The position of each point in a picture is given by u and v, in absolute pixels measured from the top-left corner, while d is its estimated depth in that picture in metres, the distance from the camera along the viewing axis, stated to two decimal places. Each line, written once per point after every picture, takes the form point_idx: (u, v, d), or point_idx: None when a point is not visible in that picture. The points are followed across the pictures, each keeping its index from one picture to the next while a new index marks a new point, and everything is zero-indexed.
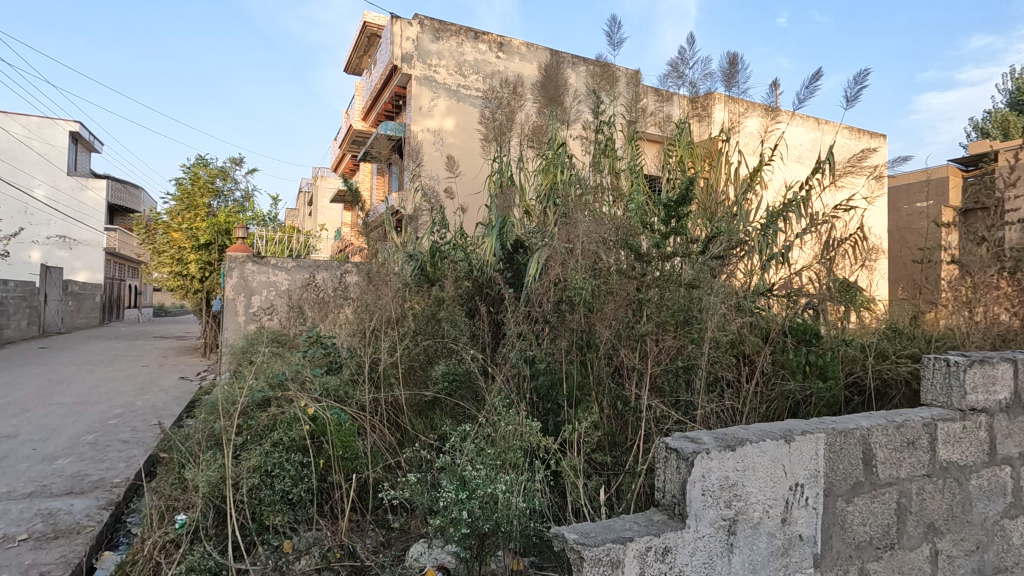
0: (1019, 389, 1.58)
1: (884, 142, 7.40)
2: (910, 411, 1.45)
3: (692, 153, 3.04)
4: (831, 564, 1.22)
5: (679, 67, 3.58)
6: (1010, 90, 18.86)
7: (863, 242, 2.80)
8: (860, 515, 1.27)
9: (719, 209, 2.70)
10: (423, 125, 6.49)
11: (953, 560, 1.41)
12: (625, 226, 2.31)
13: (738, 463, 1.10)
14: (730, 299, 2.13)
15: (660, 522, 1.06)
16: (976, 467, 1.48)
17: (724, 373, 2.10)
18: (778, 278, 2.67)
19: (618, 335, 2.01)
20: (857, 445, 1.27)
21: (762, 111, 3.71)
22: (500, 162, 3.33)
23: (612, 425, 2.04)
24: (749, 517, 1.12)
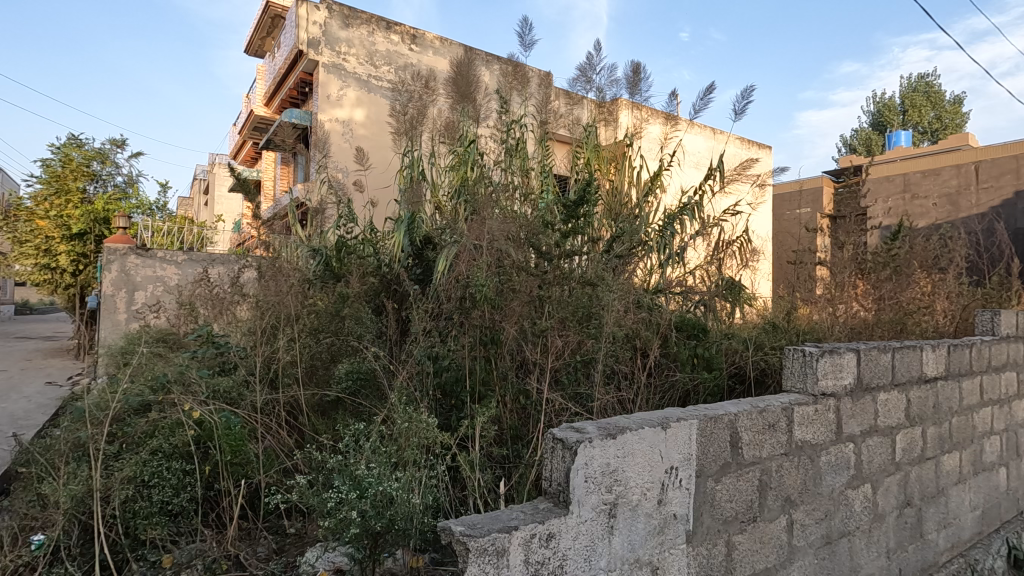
0: (862, 375, 1.80)
1: (770, 154, 8.10)
2: (773, 397, 1.61)
3: (598, 157, 3.16)
4: (701, 539, 1.33)
5: (587, 72, 3.72)
6: (872, 113, 21.37)
7: (748, 244, 3.05)
8: (728, 492, 1.39)
9: (622, 210, 2.84)
10: (332, 115, 6.22)
11: (805, 528, 1.58)
12: (529, 225, 2.38)
13: (619, 451, 1.17)
14: (627, 297, 2.27)
15: (546, 509, 1.11)
16: (826, 445, 1.68)
17: (619, 365, 2.23)
18: (674, 276, 2.88)
19: (519, 331, 2.08)
20: (726, 428, 1.40)
21: (661, 119, 3.94)
22: (411, 157, 3.27)
23: (514, 419, 2.08)
24: (628, 500, 1.19)
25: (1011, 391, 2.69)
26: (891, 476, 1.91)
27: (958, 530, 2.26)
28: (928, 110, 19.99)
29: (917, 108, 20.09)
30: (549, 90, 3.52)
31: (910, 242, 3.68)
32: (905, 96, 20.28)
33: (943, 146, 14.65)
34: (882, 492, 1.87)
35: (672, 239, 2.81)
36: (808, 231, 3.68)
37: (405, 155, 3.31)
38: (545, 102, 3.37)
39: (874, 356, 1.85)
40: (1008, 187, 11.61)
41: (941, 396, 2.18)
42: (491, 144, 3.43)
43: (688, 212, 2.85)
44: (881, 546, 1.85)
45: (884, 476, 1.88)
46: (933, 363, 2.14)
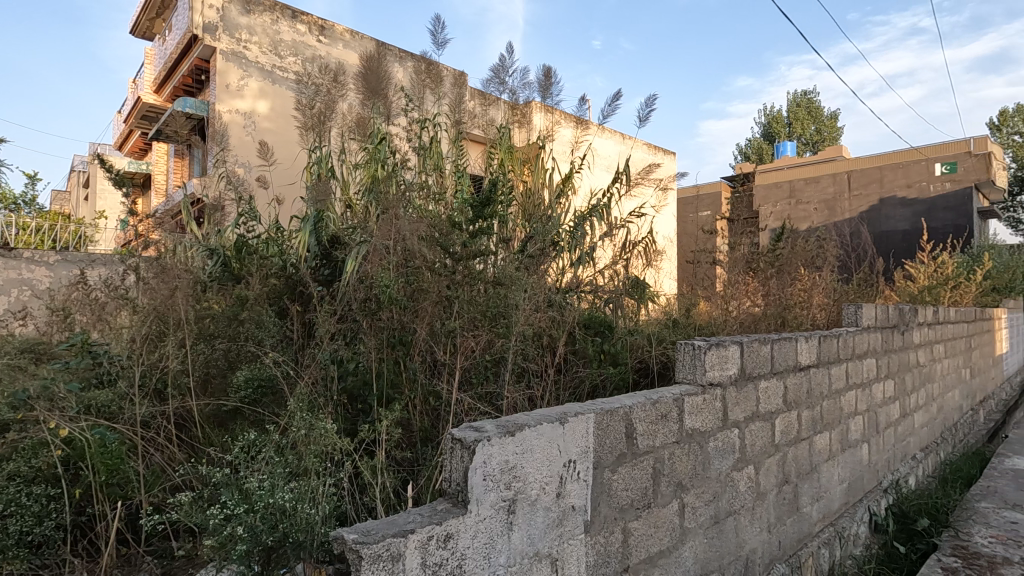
0: (745, 365, 1.96)
1: (672, 159, 8.59)
2: (665, 388, 1.71)
3: (512, 158, 3.15)
4: (598, 528, 1.38)
5: (500, 74, 3.74)
6: (763, 124, 23.28)
7: (652, 245, 3.20)
8: (623, 481, 1.46)
9: (535, 211, 2.87)
10: (231, 106, 5.80)
11: (696, 510, 1.69)
12: (435, 224, 2.33)
13: (517, 447, 1.19)
14: (536, 296, 2.31)
15: (444, 510, 1.10)
16: (713, 432, 1.80)
17: (529, 363, 2.28)
18: (586, 276, 2.94)
19: (426, 331, 2.08)
20: (621, 420, 1.47)
21: (572, 123, 4.06)
22: (319, 152, 3.12)
23: (424, 420, 2.06)
24: (527, 496, 1.22)
25: (872, 375, 3.03)
26: (771, 457, 2.09)
27: (828, 502, 2.51)
28: (808, 124, 22.15)
29: (800, 121, 22.19)
30: (462, 90, 3.50)
31: (791, 243, 4.06)
32: (790, 110, 22.31)
33: (822, 156, 16.27)
34: (763, 472, 2.04)
35: (583, 239, 2.88)
36: (706, 233, 3.94)
37: (312, 151, 3.16)
38: (457, 101, 3.35)
39: (755, 348, 2.01)
40: (872, 195, 14.29)
41: (813, 382, 2.41)
42: (403, 141, 3.35)
43: (597, 213, 2.94)
44: (763, 521, 2.02)
45: (765, 457, 2.05)
46: (806, 352, 2.36)
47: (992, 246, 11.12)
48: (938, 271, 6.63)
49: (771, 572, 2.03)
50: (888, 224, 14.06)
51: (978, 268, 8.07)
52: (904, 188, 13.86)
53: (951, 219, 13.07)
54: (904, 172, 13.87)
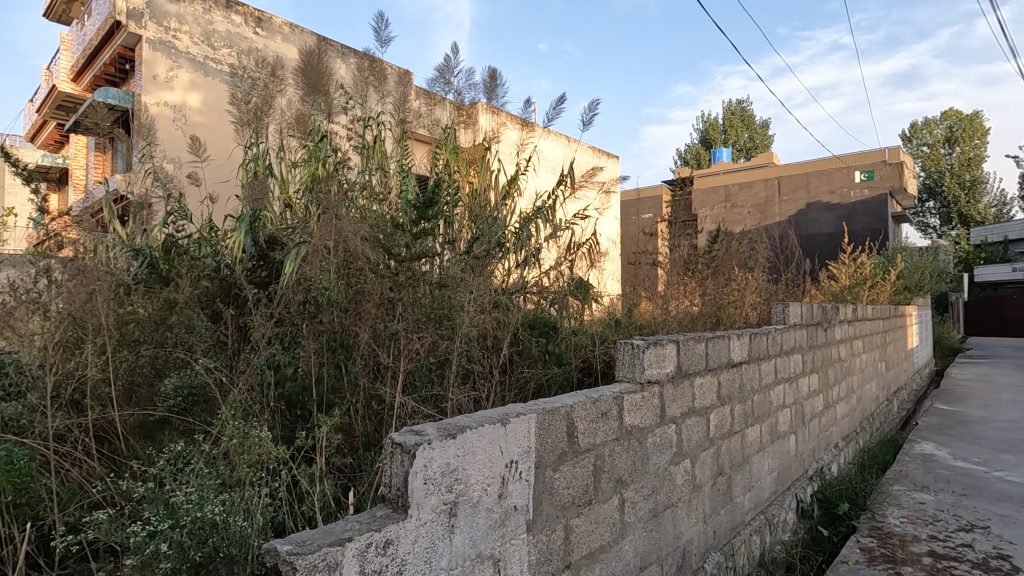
0: (681, 363, 2.04)
1: (616, 163, 8.81)
2: (605, 387, 1.75)
3: (457, 159, 3.08)
4: (540, 527, 1.40)
5: (445, 74, 3.72)
6: (701, 131, 24.26)
7: (596, 246, 3.25)
8: (565, 479, 1.49)
9: (481, 212, 2.86)
10: (159, 98, 5.48)
11: (635, 505, 1.75)
12: (375, 224, 2.24)
13: (459, 449, 1.19)
14: (480, 298, 2.32)
15: (384, 516, 1.09)
16: (651, 428, 1.86)
17: (473, 364, 2.29)
18: (532, 277, 2.93)
19: (367, 334, 2.04)
20: (563, 420, 1.49)
21: (518, 125, 4.08)
22: (255, 149, 2.98)
23: (366, 425, 2.03)
24: (469, 498, 1.22)
25: (798, 370, 3.22)
26: (706, 450, 2.18)
27: (759, 491, 2.64)
28: (742, 131, 23.27)
29: (734, 128, 23.26)
30: (407, 89, 3.45)
31: (726, 245, 4.25)
32: (725, 118, 23.36)
33: (755, 162, 17.10)
34: (698, 465, 2.12)
35: (529, 240, 2.88)
36: (648, 235, 4.06)
37: (248, 147, 3.02)
38: (402, 99, 3.30)
39: (691, 346, 2.09)
40: (800, 200, 15.26)
41: (745, 377, 2.54)
42: (345, 139, 3.26)
43: (543, 215, 2.96)
44: (699, 512, 2.10)
45: (700, 451, 2.13)
46: (739, 349, 2.48)
47: (904, 248, 12.05)
48: (857, 271, 7.12)
49: (706, 560, 2.12)
50: (813, 227, 14.97)
51: (891, 268, 8.73)
52: (828, 194, 14.80)
53: (869, 223, 14.06)
54: (828, 179, 14.80)
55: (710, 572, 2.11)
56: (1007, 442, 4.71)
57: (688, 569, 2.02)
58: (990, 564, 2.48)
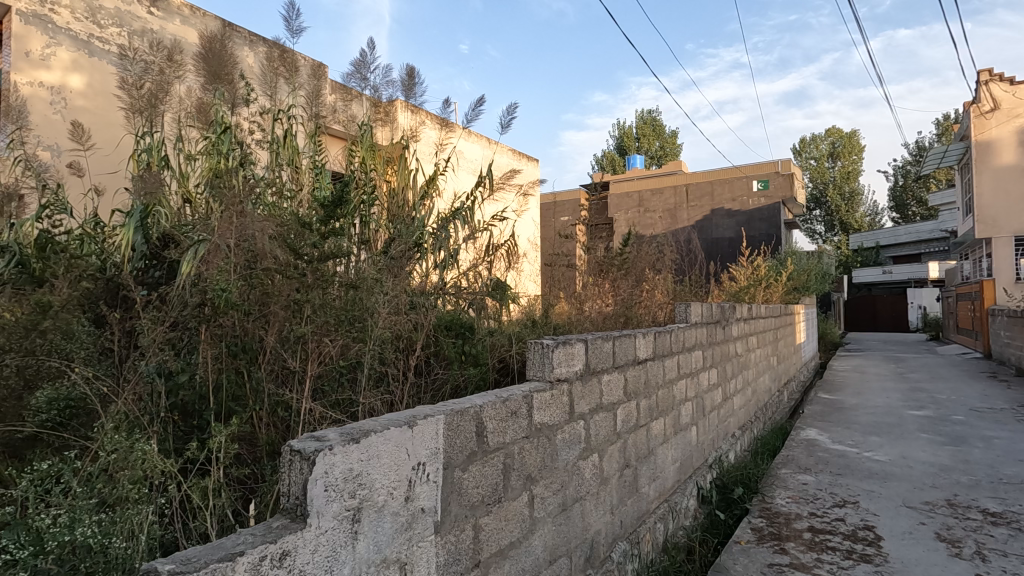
0: (589, 361, 2.12)
1: (535, 166, 8.97)
2: (515, 387, 1.78)
3: (374, 156, 2.95)
4: (449, 527, 1.41)
5: (361, 69, 3.62)
6: (616, 138, 25.28)
7: (514, 248, 3.28)
8: (474, 479, 1.51)
9: (398, 211, 2.79)
10: (34, 77, 4.16)
11: (544, 500, 1.80)
12: (281, 223, 2.08)
13: (363, 454, 1.17)
14: (394, 300, 2.28)
15: (280, 526, 1.04)
16: (560, 425, 1.92)
17: (387, 367, 2.26)
18: (450, 278, 2.92)
19: (272, 338, 1.94)
20: (472, 420, 1.51)
21: (437, 124, 4.05)
22: (148, 138, 2.73)
23: (271, 432, 1.94)
24: (373, 502, 1.20)
25: (699, 366, 3.44)
26: (613, 444, 2.28)
27: (663, 481, 2.79)
28: (654, 140, 24.53)
29: (647, 137, 24.47)
30: (320, 82, 3.32)
31: (636, 248, 4.47)
32: (639, 127, 24.49)
33: (665, 170, 18.03)
34: (606, 459, 2.21)
35: (448, 240, 2.83)
36: (564, 238, 4.17)
37: (139, 137, 2.77)
38: (314, 93, 3.18)
39: (599, 345, 2.19)
40: (705, 207, 16.32)
41: (650, 373, 2.68)
42: (252, 131, 3.08)
43: (461, 216, 2.94)
44: (607, 504, 2.19)
45: (608, 445, 2.23)
46: (644, 347, 2.61)
47: (793, 252, 13.23)
48: (754, 274, 7.72)
49: (613, 550, 2.21)
50: (716, 232, 16.04)
51: (783, 271, 9.54)
52: (729, 202, 15.94)
53: (765, 228, 15.27)
54: (730, 188, 15.95)
55: (617, 560, 2.21)
56: (874, 425, 5.30)
57: (596, 559, 2.10)
58: (858, 535, 2.78)
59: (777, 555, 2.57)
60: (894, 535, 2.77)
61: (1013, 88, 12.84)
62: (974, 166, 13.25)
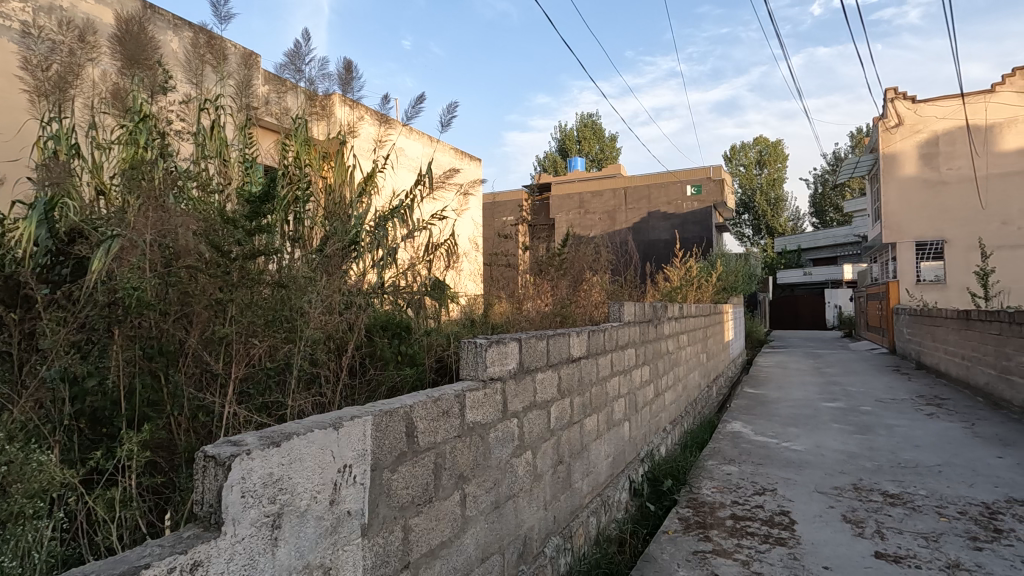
0: (523, 359, 2.14)
1: (476, 165, 8.96)
2: (447, 386, 1.78)
3: (309, 151, 2.76)
4: (376, 530, 1.39)
5: (294, 60, 3.45)
6: (558, 140, 25.68)
7: (454, 247, 3.25)
8: (403, 480, 1.50)
9: (334, 208, 2.65)
10: None
11: (477, 499, 1.81)
12: (202, 218, 1.95)
13: (284, 458, 1.13)
14: (326, 300, 2.21)
15: (193, 536, 1.00)
16: (493, 423, 1.93)
17: (318, 368, 2.19)
18: (390, 277, 2.82)
19: (193, 339, 1.84)
20: (401, 420, 1.50)
21: (375, 120, 3.95)
22: (55, 123, 2.51)
23: (190, 438, 1.84)
24: (295, 507, 1.16)
25: (631, 363, 3.56)
26: (547, 441, 2.32)
27: (596, 476, 2.87)
28: (595, 144, 25.12)
29: (588, 140, 25.04)
30: (251, 72, 3.17)
31: (574, 249, 4.56)
32: (580, 130, 25.00)
33: (605, 172, 18.46)
34: (539, 455, 2.25)
35: (386, 239, 2.73)
36: (503, 238, 4.19)
37: (45, 122, 2.54)
38: (245, 82, 3.03)
39: (533, 344, 2.22)
40: (643, 209, 16.90)
41: (583, 371, 2.75)
42: (175, 121, 2.90)
43: (400, 215, 2.86)
44: (540, 500, 2.23)
45: (541, 442, 2.27)
46: (577, 346, 2.67)
47: (723, 254, 13.91)
48: (686, 274, 8.06)
49: (546, 545, 2.25)
50: (653, 234, 16.61)
51: (713, 272, 10.01)
52: (665, 205, 16.55)
53: (697, 231, 15.94)
54: (666, 192, 16.57)
55: (550, 555, 2.25)
56: (793, 416, 5.66)
57: (530, 555, 2.13)
58: (775, 520, 2.96)
59: (702, 542, 2.70)
60: (806, 519, 2.97)
61: (915, 106, 14.08)
62: (881, 177, 14.41)
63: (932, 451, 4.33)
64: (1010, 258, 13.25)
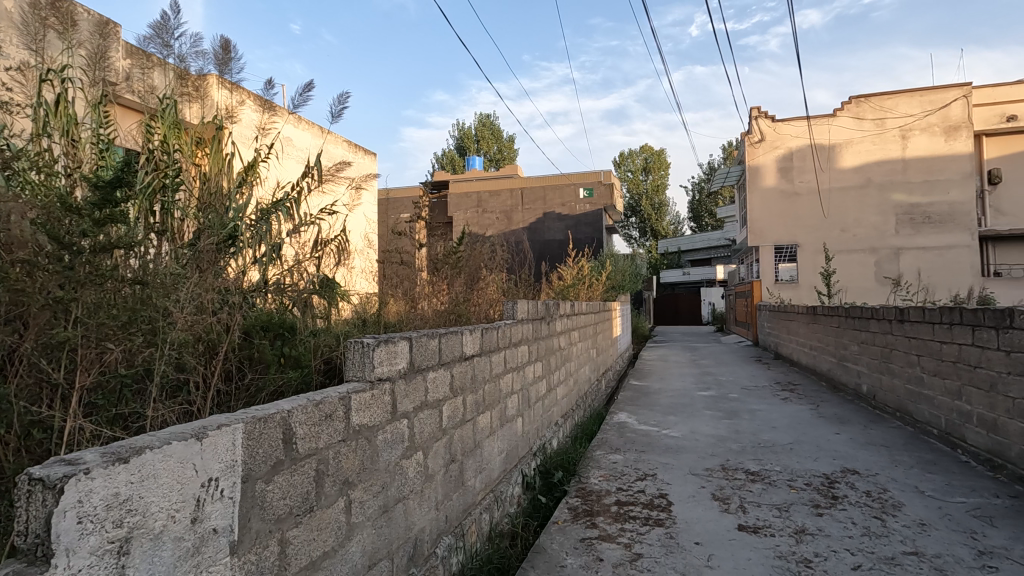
0: (414, 359, 2.10)
1: (371, 159, 8.70)
2: (331, 389, 1.70)
3: (179, 135, 2.41)
4: (247, 547, 1.29)
5: (161, 33, 3.03)
6: (456, 138, 25.62)
7: (345, 244, 3.09)
8: (279, 490, 1.40)
9: (209, 198, 2.36)
10: None
11: (363, 504, 1.74)
12: (37, 204, 1.67)
13: (133, 475, 1.01)
14: (195, 297, 2.01)
15: (12, 574, 0.86)
16: (381, 425, 1.88)
17: (186, 374, 1.99)
18: (275, 275, 2.63)
19: (26, 345, 1.57)
20: (278, 426, 1.40)
21: (258, 105, 3.66)
22: None
23: (19, 459, 1.58)
24: (148, 530, 1.04)
25: (524, 360, 3.63)
26: (438, 440, 2.29)
27: (489, 473, 2.89)
28: (493, 143, 25.40)
29: (486, 139, 25.26)
30: (108, 42, 2.79)
31: (470, 248, 4.57)
32: (478, 129, 25.13)
33: (502, 172, 18.73)
34: (431, 455, 2.22)
35: (269, 233, 2.53)
36: (397, 235, 4.09)
37: None
38: (100, 52, 2.64)
39: (424, 343, 2.19)
40: (538, 210, 17.37)
41: (476, 369, 2.76)
42: (6, 91, 2.48)
43: (285, 207, 2.64)
44: (431, 501, 2.19)
45: (433, 442, 2.24)
46: (470, 344, 2.67)
47: (613, 254, 14.68)
48: (578, 273, 8.41)
49: (438, 545, 2.23)
50: (548, 234, 17.11)
51: (603, 271, 10.55)
52: (560, 206, 17.11)
53: (589, 232, 16.65)
54: (560, 193, 17.16)
55: (441, 555, 2.22)
56: (672, 406, 6.12)
57: (420, 557, 2.09)
58: (655, 503, 3.17)
59: (589, 529, 2.82)
60: (681, 499, 3.22)
61: (775, 125, 15.84)
62: (748, 187, 16.00)
63: (786, 431, 4.89)
64: (848, 261, 15.33)
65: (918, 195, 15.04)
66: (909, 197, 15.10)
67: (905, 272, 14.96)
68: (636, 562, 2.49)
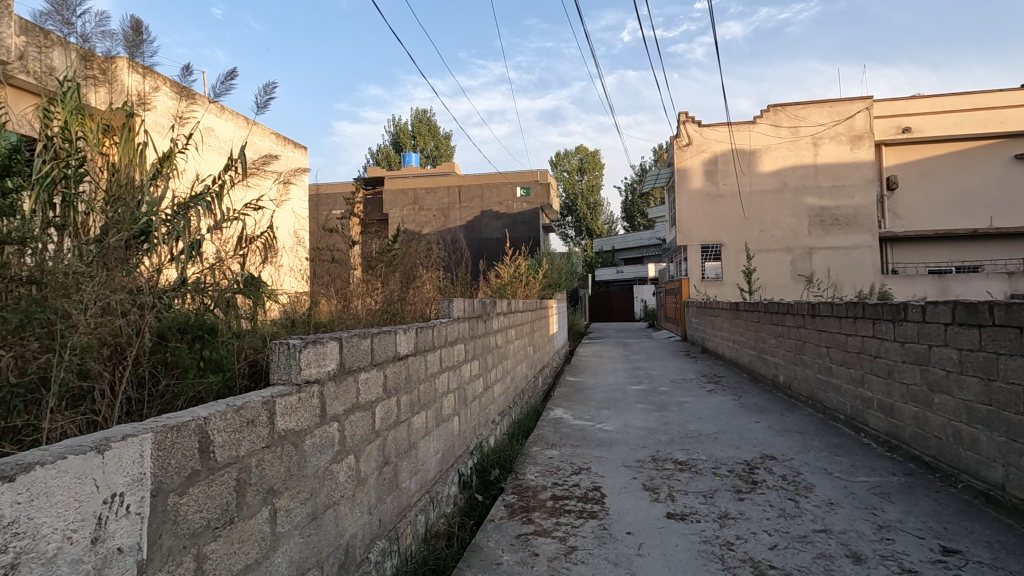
0: (344, 359, 2.04)
1: (301, 154, 8.38)
2: (254, 393, 1.62)
3: (84, 122, 2.20)
4: (158, 566, 1.20)
5: (61, 9, 2.76)
6: (392, 134, 25.14)
7: (272, 240, 2.93)
8: (195, 503, 1.31)
9: (118, 189, 2.15)
10: None
11: (289, 512, 1.67)
12: None
13: (20, 495, 0.92)
14: (100, 298, 1.84)
15: None
16: (309, 429, 1.80)
17: (90, 382, 1.82)
18: (194, 274, 2.45)
19: None
20: (193, 435, 1.31)
21: (175, 93, 3.42)
22: None
23: None
24: (39, 553, 0.95)
25: (460, 358, 3.61)
26: (370, 443, 2.23)
27: (424, 474, 2.85)
28: (429, 140, 25.18)
29: (422, 136, 24.97)
30: None
31: (404, 246, 4.49)
32: (414, 126, 24.81)
33: (439, 170, 18.59)
34: (362, 459, 2.16)
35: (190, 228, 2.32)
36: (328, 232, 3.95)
37: None
38: None
39: (355, 343, 2.12)
40: (476, 208, 17.37)
41: (411, 369, 2.71)
42: None
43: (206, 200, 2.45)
44: (363, 505, 2.13)
45: (365, 445, 2.18)
46: (404, 343, 2.63)
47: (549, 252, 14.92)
48: (515, 272, 8.48)
49: (371, 550, 2.17)
50: (485, 232, 17.13)
51: (540, 270, 10.71)
52: (497, 205, 17.17)
53: (526, 231, 16.82)
54: (497, 192, 17.25)
55: (374, 560, 2.17)
56: (605, 400, 6.29)
57: (352, 563, 2.03)
58: (589, 495, 3.25)
59: (525, 525, 2.85)
60: (614, 491, 3.32)
61: (701, 130, 16.63)
62: (677, 189, 16.70)
63: (711, 421, 5.14)
64: (767, 260, 16.32)
65: (827, 198, 16.25)
66: (819, 201, 16.29)
67: (817, 271, 16.10)
68: (570, 555, 2.53)
